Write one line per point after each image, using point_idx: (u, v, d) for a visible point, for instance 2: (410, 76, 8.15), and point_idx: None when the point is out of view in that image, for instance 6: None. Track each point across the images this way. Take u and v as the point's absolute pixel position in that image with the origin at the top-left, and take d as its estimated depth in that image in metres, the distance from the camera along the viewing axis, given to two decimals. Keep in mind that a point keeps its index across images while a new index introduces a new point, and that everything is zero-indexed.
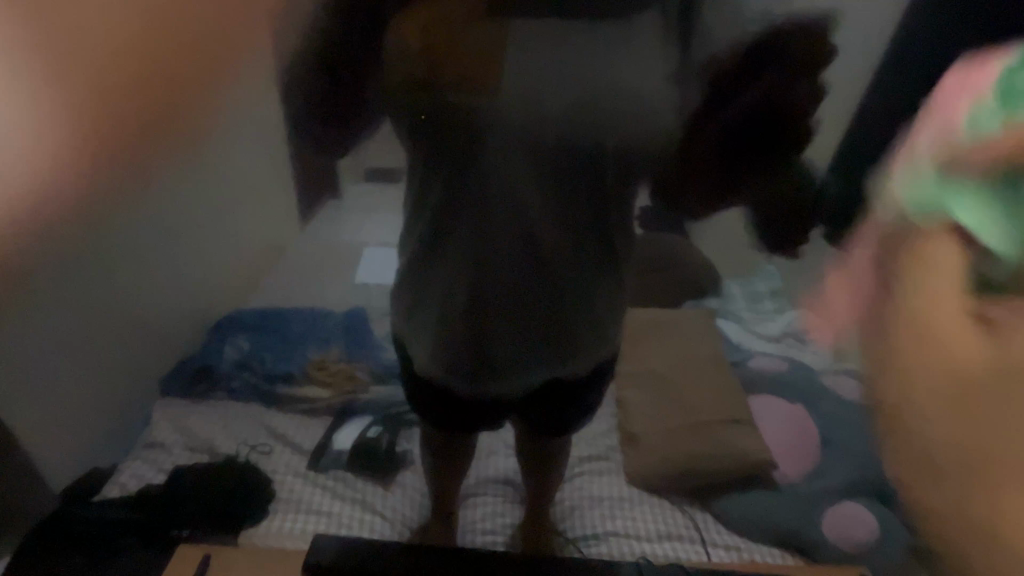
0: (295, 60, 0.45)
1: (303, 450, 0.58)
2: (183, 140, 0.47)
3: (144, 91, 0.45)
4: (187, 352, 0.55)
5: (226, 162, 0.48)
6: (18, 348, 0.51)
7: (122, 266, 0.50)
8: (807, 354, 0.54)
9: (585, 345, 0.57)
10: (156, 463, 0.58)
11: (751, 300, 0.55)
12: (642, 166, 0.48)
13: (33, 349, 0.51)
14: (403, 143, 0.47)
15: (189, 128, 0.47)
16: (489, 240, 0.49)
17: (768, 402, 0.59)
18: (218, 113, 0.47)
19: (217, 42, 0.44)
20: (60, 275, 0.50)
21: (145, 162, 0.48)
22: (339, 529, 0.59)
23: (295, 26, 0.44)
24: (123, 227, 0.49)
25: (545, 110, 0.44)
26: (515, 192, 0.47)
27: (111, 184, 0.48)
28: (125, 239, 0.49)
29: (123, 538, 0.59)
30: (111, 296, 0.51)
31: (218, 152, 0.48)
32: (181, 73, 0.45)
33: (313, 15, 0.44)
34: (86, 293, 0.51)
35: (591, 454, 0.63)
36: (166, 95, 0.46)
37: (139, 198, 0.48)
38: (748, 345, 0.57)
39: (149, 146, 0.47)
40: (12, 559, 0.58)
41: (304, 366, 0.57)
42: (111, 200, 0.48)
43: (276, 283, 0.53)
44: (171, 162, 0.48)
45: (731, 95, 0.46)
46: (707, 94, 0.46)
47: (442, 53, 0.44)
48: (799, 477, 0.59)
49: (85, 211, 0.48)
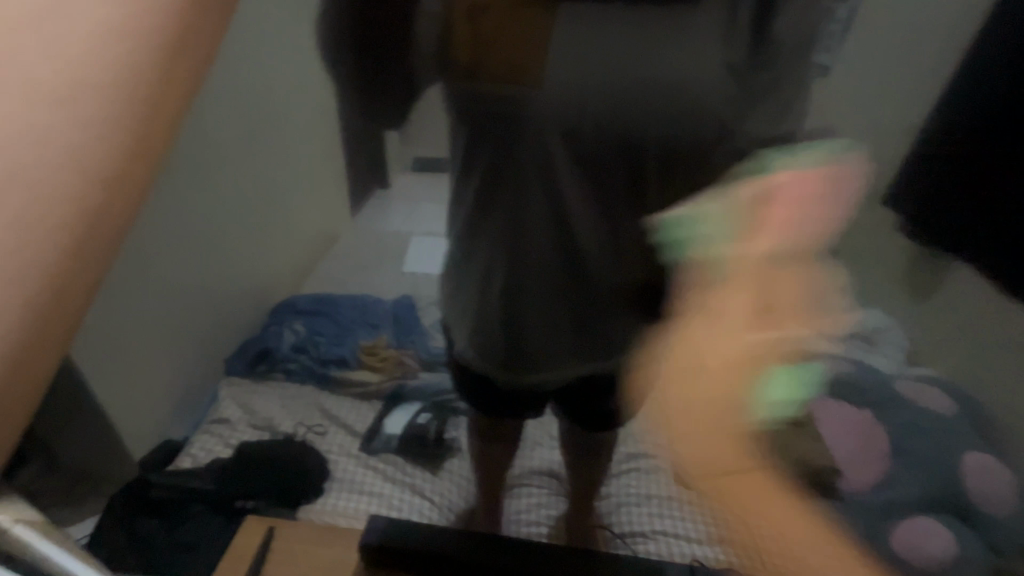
0: (352, 61, 0.49)
1: (355, 432, 0.60)
2: (242, 137, 0.51)
3: (213, 98, 0.49)
4: (244, 338, 0.58)
5: (282, 158, 0.52)
6: (92, 337, 0.52)
7: (184, 257, 0.53)
8: (880, 356, 0.49)
9: (627, 339, 0.55)
10: (222, 438, 0.60)
11: (817, 297, 0.48)
12: (688, 151, 0.46)
13: (106, 337, 0.52)
14: (450, 131, 0.49)
15: (249, 125, 0.51)
16: (524, 233, 0.51)
17: (838, 406, 0.50)
18: (275, 116, 0.50)
19: (279, 46, 0.48)
20: (133, 262, 0.51)
21: (208, 154, 0.50)
22: (389, 510, 0.63)
23: (353, 28, 0.48)
24: (186, 215, 0.51)
25: (588, 109, 0.46)
26: (678, 169, 0.47)
27: (187, 183, 0.51)
28: (190, 230, 0.52)
29: (196, 506, 0.62)
30: (173, 285, 0.53)
31: (275, 148, 0.51)
32: (248, 76, 0.49)
33: (368, 18, 0.48)
34: (147, 277, 0.52)
35: (639, 450, 0.58)
36: (235, 95, 0.49)
37: (203, 187, 0.51)
38: (813, 346, 0.48)
39: (218, 138, 0.50)
40: (96, 521, 0.61)
41: (356, 350, 0.59)
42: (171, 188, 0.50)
43: (327, 272, 0.56)
44: (230, 155, 0.51)
45: (772, 80, 0.44)
46: (745, 65, 0.44)
47: (486, 49, 0.47)
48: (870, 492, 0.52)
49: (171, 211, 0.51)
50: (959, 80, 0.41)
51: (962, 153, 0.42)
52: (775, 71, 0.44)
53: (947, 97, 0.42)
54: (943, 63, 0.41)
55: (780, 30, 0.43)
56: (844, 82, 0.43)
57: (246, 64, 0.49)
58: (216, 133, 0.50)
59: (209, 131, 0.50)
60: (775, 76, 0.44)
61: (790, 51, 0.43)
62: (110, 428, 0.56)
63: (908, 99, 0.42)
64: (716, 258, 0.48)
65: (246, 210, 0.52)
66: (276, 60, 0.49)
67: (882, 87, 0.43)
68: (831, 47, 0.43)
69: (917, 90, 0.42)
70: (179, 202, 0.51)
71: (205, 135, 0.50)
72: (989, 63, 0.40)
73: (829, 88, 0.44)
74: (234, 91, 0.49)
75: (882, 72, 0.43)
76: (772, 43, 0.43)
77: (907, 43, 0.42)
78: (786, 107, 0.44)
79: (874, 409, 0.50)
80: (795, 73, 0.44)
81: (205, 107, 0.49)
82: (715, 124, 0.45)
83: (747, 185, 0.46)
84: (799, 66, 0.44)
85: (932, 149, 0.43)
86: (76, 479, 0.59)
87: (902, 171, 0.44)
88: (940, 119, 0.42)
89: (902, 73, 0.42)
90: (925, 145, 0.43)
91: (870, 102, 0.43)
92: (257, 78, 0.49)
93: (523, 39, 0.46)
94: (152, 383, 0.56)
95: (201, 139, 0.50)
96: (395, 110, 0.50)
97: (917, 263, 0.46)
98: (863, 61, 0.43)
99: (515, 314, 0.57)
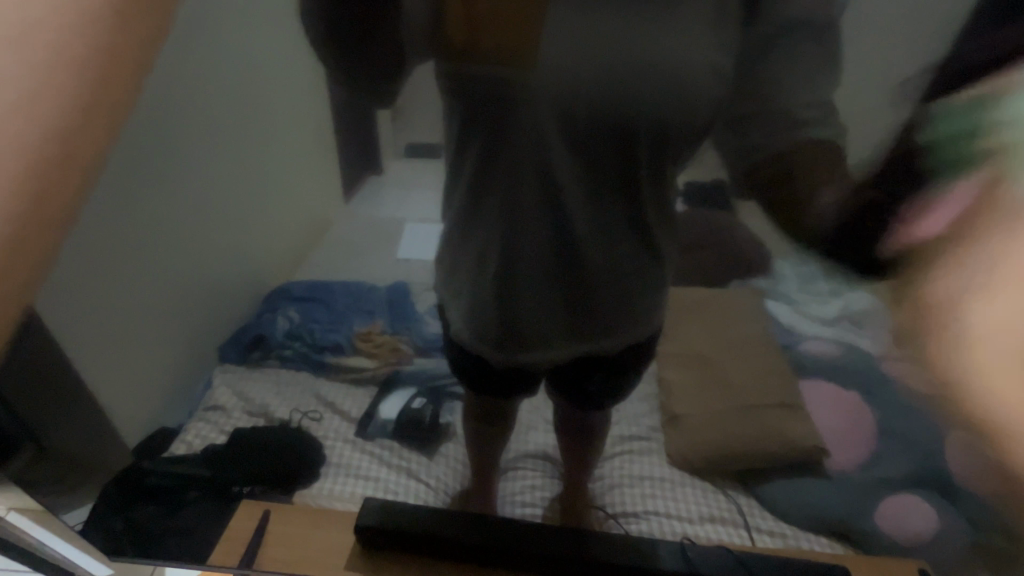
0: (334, 49, 0.47)
1: (351, 418, 0.60)
2: (215, 130, 0.49)
3: (172, 86, 0.47)
4: (241, 323, 0.58)
5: (263, 149, 0.51)
6: (77, 321, 0.54)
7: (169, 248, 0.53)
8: (864, 339, 0.50)
9: (621, 322, 0.54)
10: (217, 424, 0.61)
11: (805, 280, 0.50)
12: (680, 143, 0.46)
13: (95, 324, 0.55)
14: (443, 118, 0.48)
15: (219, 118, 0.49)
16: (518, 223, 0.50)
17: (823, 388, 0.53)
18: (253, 110, 0.49)
19: (252, 39, 0.46)
20: (111, 251, 0.52)
21: (175, 142, 0.49)
22: (385, 493, 0.64)
23: (332, 14, 0.46)
24: (168, 206, 0.51)
25: (580, 96, 0.45)
26: (668, 156, 0.46)
27: (146, 172, 0.50)
28: (169, 222, 0.52)
29: (190, 493, 0.65)
30: (160, 275, 0.54)
31: (255, 140, 0.50)
32: (211, 65, 0.47)
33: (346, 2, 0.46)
34: (127, 265, 0.53)
35: (630, 433, 0.60)
36: (202, 80, 0.47)
37: (179, 176, 0.51)
38: (800, 327, 0.51)
39: (181, 130, 0.49)
40: (100, 501, 0.66)
41: (350, 337, 0.58)
42: (145, 180, 0.50)
43: (322, 258, 0.55)
44: (199, 144, 0.49)
45: (765, 75, 0.43)
46: (739, 57, 0.43)
47: (478, 31, 0.45)
48: (853, 466, 0.55)
49: (139, 204, 0.51)
50: (942, 76, 0.42)
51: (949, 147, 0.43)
52: (771, 62, 0.42)
53: (932, 92, 0.42)
54: (928, 60, 0.42)
55: (783, 20, 0.41)
56: (834, 76, 0.43)
57: (204, 52, 0.46)
58: (182, 119, 0.48)
59: (163, 116, 0.48)
60: (777, 63, 0.42)
61: (788, 44, 0.42)
62: (106, 409, 0.60)
63: (892, 94, 0.43)
64: (700, 238, 0.50)
65: (230, 201, 0.52)
66: (245, 53, 0.46)
67: (870, 83, 0.43)
68: (824, 35, 0.42)
69: (903, 86, 0.43)
70: (148, 193, 0.50)
71: (161, 120, 0.48)
72: (978, 58, 0.40)
73: (826, 76, 0.43)
74: (191, 74, 0.47)
75: (880, 61, 0.42)
76: (771, 27, 0.41)
77: (895, 39, 0.42)
78: (779, 96, 0.44)
79: (860, 391, 0.52)
80: (792, 66, 0.43)
81: (162, 94, 0.47)
82: (708, 109, 0.44)
83: (690, 169, 0.47)
84: (792, 61, 0.42)
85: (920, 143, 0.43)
86: (81, 464, 0.63)
87: (892, 162, 0.44)
88: (926, 113, 0.42)
89: (890, 68, 0.42)
90: (914, 138, 0.43)
91: (863, 89, 0.43)
92: (224, 68, 0.47)
93: (512, 24, 0.43)
94: (151, 362, 0.59)
95: (156, 121, 0.48)
96: (384, 91, 0.48)
97: (906, 251, 0.46)
98: (855, 55, 0.42)
99: (514, 297, 0.54)
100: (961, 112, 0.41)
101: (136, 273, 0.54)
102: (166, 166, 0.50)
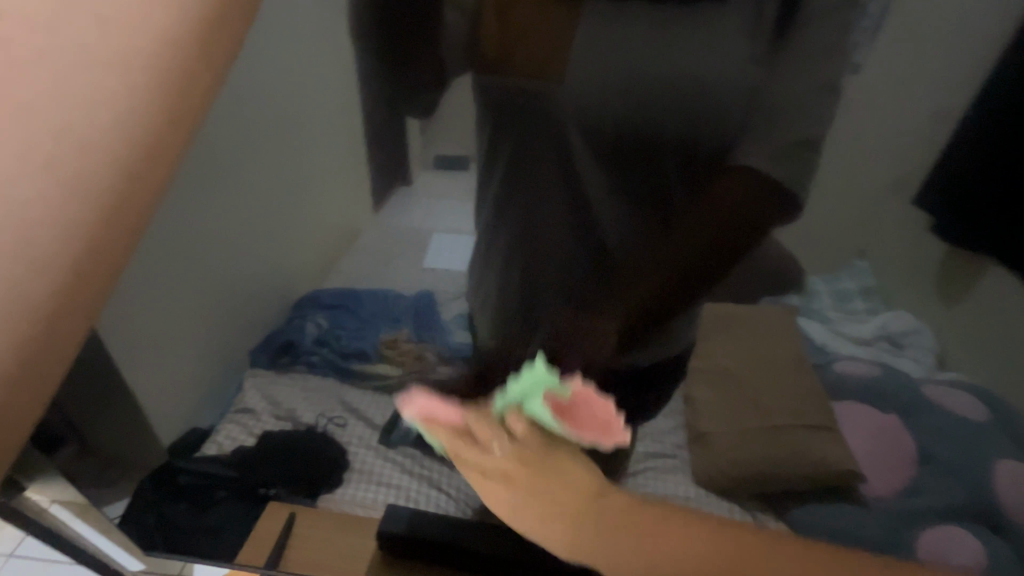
0: (364, 61, 0.48)
1: (375, 424, 0.61)
2: (252, 139, 0.51)
3: (221, 98, 0.50)
4: (271, 329, 0.58)
5: (295, 160, 0.52)
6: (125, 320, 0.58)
7: (203, 250, 0.55)
8: (904, 359, 0.48)
9: (648, 331, 0.54)
10: (247, 426, 0.63)
11: (839, 299, 0.48)
12: (709, 154, 0.44)
13: (140, 323, 0.58)
14: (473, 132, 0.48)
15: (255, 129, 0.51)
16: (539, 229, 0.51)
17: (857, 410, 0.51)
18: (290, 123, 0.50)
19: (291, 53, 0.48)
20: (160, 252, 0.55)
21: (214, 152, 0.51)
22: (407, 501, 0.65)
23: (362, 27, 0.46)
24: (207, 211, 0.54)
25: (604, 107, 0.44)
26: (697, 166, 0.45)
27: (193, 179, 0.53)
28: (202, 227, 0.54)
29: (223, 489, 0.67)
30: (199, 277, 0.57)
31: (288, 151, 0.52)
32: (250, 79, 0.49)
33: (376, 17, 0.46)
34: (173, 269, 0.56)
35: (656, 450, 0.58)
36: (242, 92, 0.49)
37: (218, 185, 0.53)
38: (835, 346, 0.49)
39: (221, 141, 0.51)
40: (138, 494, 0.69)
41: (377, 345, 0.58)
42: (194, 188, 0.53)
43: (350, 267, 0.55)
44: (238, 153, 0.51)
45: (803, 86, 0.41)
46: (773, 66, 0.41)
47: (510, 44, 0.45)
48: (891, 494, 0.53)
49: (184, 208, 0.54)
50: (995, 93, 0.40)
51: (991, 164, 0.41)
52: (809, 71, 0.41)
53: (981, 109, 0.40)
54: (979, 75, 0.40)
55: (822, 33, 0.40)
56: (878, 88, 0.41)
57: (246, 69, 0.49)
58: (227, 126, 0.50)
59: (209, 127, 0.51)
60: (813, 73, 0.41)
61: (826, 53, 0.40)
62: (144, 405, 0.63)
63: (940, 107, 0.41)
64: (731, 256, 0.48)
65: (263, 209, 0.54)
66: (279, 67, 0.48)
67: (918, 92, 0.41)
68: (864, 44, 0.40)
69: (954, 99, 0.40)
70: (193, 200, 0.53)
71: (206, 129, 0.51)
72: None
73: (866, 84, 0.41)
74: (234, 88, 0.49)
75: (928, 72, 0.40)
76: (810, 33, 0.40)
77: (944, 48, 0.39)
78: (817, 105, 0.42)
79: (900, 414, 0.51)
80: (829, 77, 0.41)
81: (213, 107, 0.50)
82: (739, 117, 0.43)
83: (724, 179, 0.45)
84: (830, 72, 0.41)
85: (957, 162, 0.42)
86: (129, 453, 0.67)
87: (935, 177, 0.43)
88: (969, 131, 0.41)
89: (938, 81, 0.40)
90: (956, 156, 0.42)
91: (909, 99, 0.41)
92: (261, 82, 0.49)
93: (544, 35, 0.44)
94: (183, 363, 0.61)
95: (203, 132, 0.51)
96: (413, 102, 0.48)
97: (947, 268, 0.45)
98: (897, 64, 0.40)
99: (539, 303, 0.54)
100: (1005, 116, 0.40)
101: (177, 276, 0.57)
102: (207, 171, 0.52)
